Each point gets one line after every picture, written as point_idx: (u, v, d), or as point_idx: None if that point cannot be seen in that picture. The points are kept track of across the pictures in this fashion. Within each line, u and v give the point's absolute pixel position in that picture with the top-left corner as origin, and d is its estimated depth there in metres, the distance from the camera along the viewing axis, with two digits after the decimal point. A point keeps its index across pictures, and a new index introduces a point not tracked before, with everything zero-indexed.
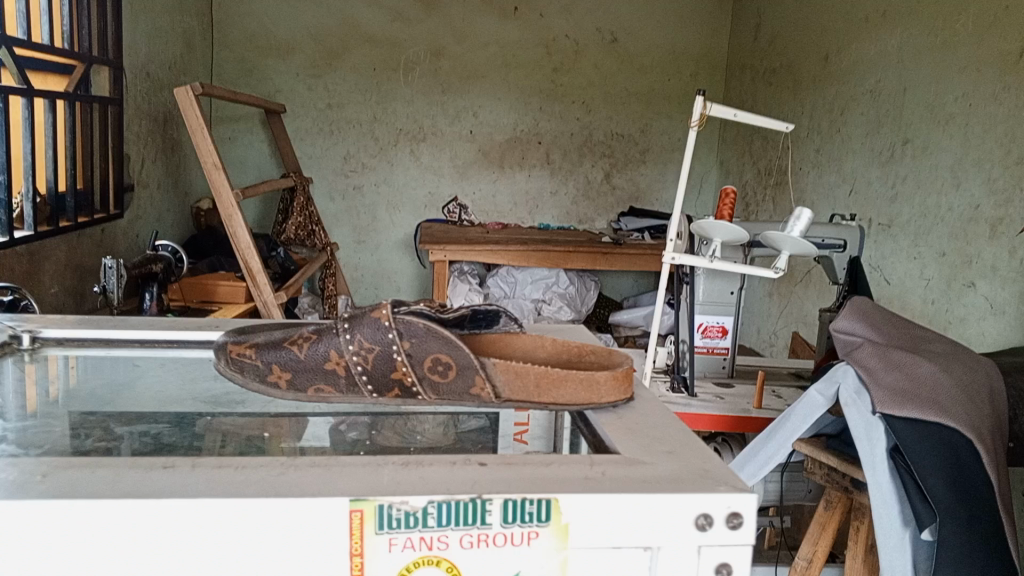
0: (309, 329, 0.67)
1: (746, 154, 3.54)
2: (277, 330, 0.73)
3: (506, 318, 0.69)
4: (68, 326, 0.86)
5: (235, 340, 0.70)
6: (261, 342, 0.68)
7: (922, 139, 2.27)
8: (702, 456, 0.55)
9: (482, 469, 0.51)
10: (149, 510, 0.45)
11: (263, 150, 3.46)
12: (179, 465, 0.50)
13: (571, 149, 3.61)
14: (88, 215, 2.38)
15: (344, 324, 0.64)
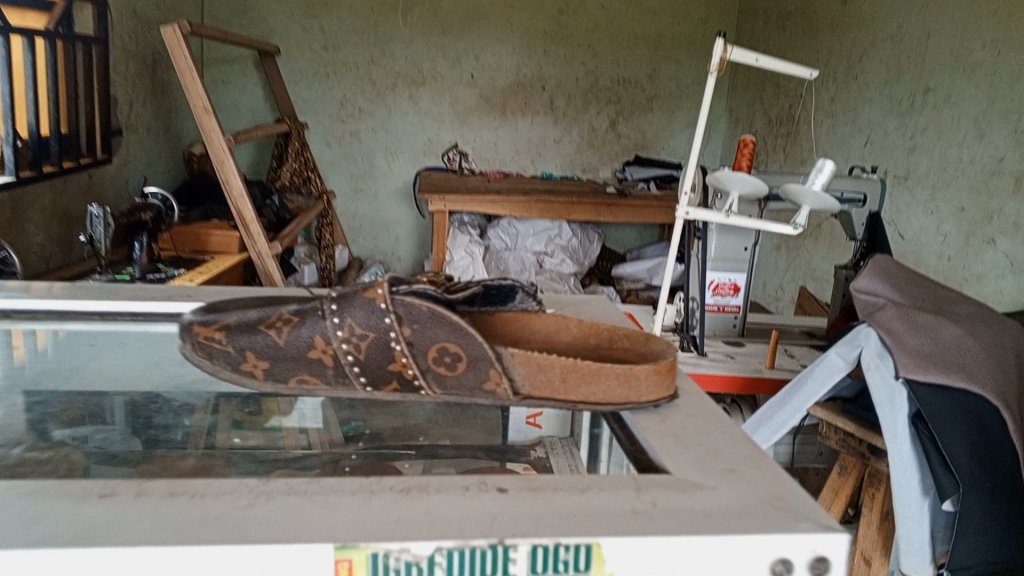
0: (286, 310, 0.62)
1: (757, 102, 3.41)
2: (248, 306, 0.68)
3: (521, 294, 0.70)
4: (24, 296, 0.83)
5: (203, 320, 0.65)
6: (232, 323, 0.63)
7: (944, 88, 2.17)
8: (772, 480, 0.52)
9: (496, 500, 0.48)
10: (94, 557, 0.41)
11: (256, 94, 3.33)
12: (123, 494, 0.47)
13: (576, 95, 3.48)
14: (74, 160, 2.27)
15: (329, 309, 0.60)
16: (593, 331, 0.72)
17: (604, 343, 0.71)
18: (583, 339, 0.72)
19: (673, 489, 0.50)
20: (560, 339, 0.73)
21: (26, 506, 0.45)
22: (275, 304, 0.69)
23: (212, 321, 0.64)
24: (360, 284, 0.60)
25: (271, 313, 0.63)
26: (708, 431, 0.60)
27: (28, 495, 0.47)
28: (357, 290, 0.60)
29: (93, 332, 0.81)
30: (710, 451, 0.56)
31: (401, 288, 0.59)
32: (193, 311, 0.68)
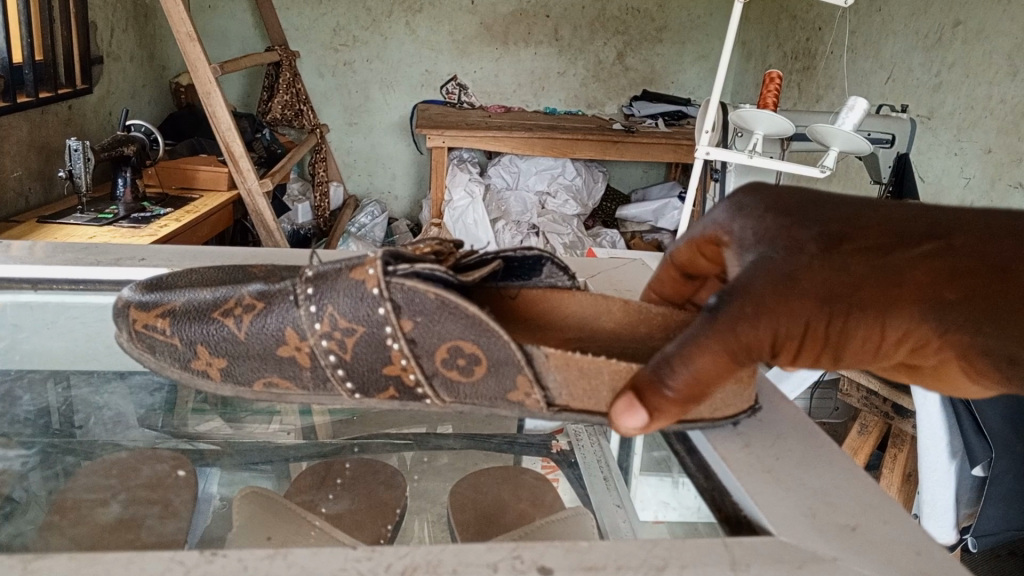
0: (248, 295, 0.56)
1: (772, 34, 3.25)
2: (199, 285, 0.61)
3: (549, 266, 0.67)
4: None
5: (145, 305, 0.58)
6: (184, 308, 0.57)
7: (975, 21, 2.02)
8: (893, 541, 0.46)
9: None
10: None
11: (245, 20, 3.15)
12: None
13: (581, 25, 3.31)
14: (52, 90, 2.14)
15: (304, 299, 0.54)
16: (645, 319, 0.66)
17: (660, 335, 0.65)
18: (633, 325, 0.67)
19: (770, 562, 0.43)
20: (602, 324, 0.68)
21: None
22: (231, 283, 0.63)
23: (158, 305, 0.58)
24: (344, 264, 0.54)
25: (232, 297, 0.57)
26: (804, 464, 0.53)
27: None
28: (338, 273, 0.54)
29: (29, 299, 0.74)
30: (815, 494, 0.49)
31: (399, 271, 0.52)
32: (135, 287, 0.62)
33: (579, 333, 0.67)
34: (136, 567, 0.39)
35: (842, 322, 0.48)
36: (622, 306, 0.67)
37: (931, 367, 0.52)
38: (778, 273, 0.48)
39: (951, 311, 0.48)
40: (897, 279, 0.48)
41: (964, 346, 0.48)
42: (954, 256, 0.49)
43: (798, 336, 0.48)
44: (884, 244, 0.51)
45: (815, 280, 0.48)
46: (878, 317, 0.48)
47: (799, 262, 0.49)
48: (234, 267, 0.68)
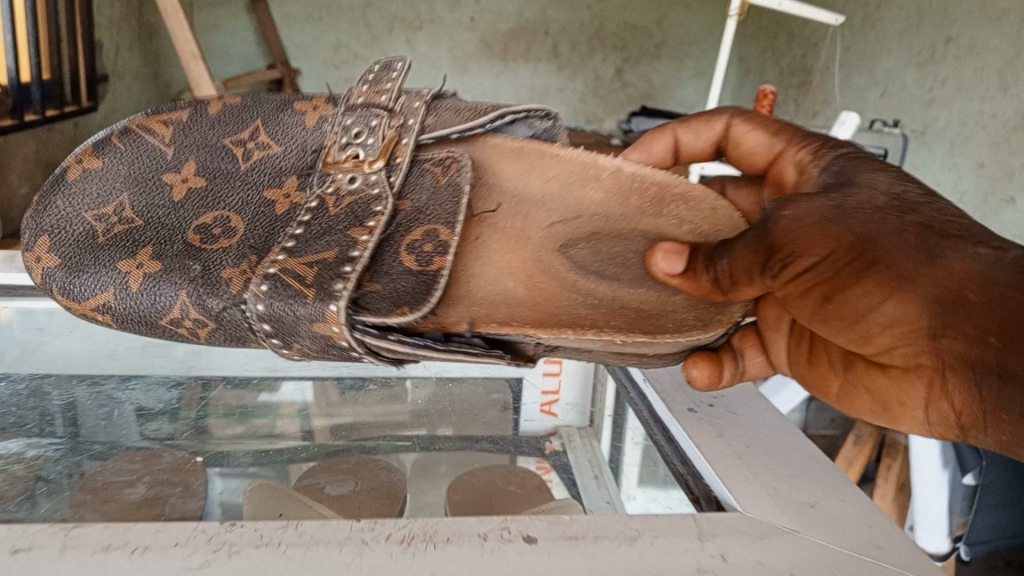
0: (185, 285, 0.52)
1: (768, 51, 3.30)
2: (111, 230, 0.55)
3: (521, 122, 0.64)
4: None
5: (68, 291, 0.53)
6: (115, 304, 0.52)
7: (967, 38, 2.06)
8: (860, 521, 0.47)
9: (521, 555, 0.42)
10: None
11: (248, 37, 3.19)
12: (38, 550, 0.40)
13: (580, 41, 3.37)
14: (58, 107, 2.17)
15: (263, 331, 0.50)
16: (637, 188, 0.61)
17: (653, 210, 0.62)
18: (624, 195, 0.62)
19: (735, 534, 0.45)
20: (591, 194, 0.62)
21: None
22: (136, 214, 0.56)
23: (83, 298, 0.53)
24: (301, 312, 0.49)
25: (171, 300, 0.52)
26: (775, 454, 0.55)
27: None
28: (292, 307, 0.49)
29: (35, 308, 0.76)
30: (779, 477, 0.51)
31: (367, 323, 0.50)
32: (36, 231, 0.55)
33: (567, 206, 0.63)
34: (164, 536, 0.42)
35: (854, 277, 0.42)
36: (613, 170, 0.61)
37: (902, 373, 0.42)
38: (822, 213, 0.45)
39: (961, 312, 0.39)
40: (931, 262, 0.40)
41: (954, 361, 0.39)
42: (1009, 268, 0.39)
43: (815, 258, 0.44)
44: (947, 231, 0.42)
45: (858, 223, 0.43)
46: (891, 282, 0.41)
47: (856, 217, 0.44)
48: (119, 144, 0.58)
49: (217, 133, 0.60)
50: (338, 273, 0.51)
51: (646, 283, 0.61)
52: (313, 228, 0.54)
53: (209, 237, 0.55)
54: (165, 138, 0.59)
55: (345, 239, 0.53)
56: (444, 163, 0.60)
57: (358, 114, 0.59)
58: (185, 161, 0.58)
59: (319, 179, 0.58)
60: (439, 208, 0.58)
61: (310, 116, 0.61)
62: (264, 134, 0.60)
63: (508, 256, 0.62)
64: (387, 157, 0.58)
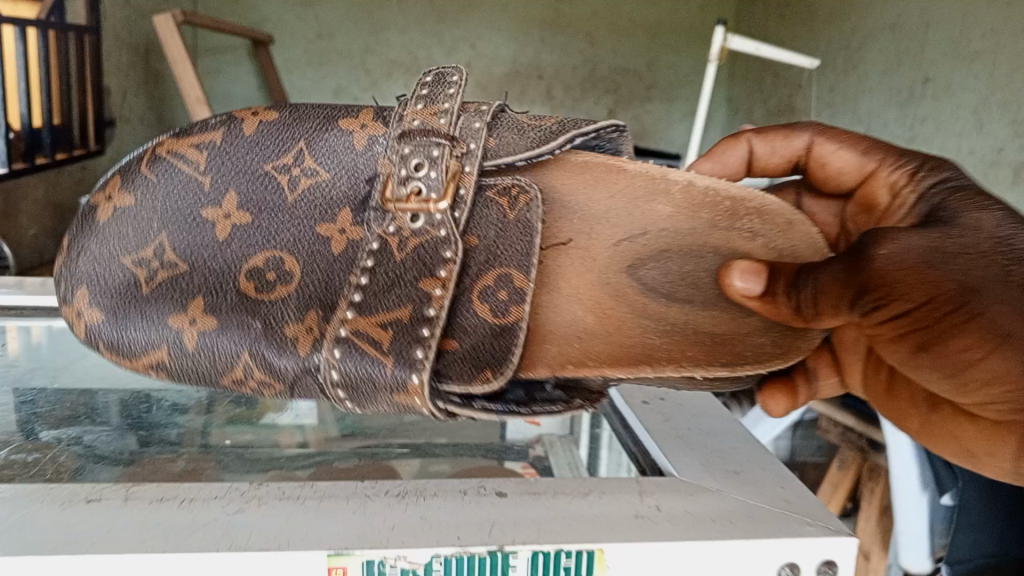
0: (242, 346, 0.57)
1: (756, 92, 3.40)
2: (153, 276, 0.58)
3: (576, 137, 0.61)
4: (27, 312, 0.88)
5: (119, 348, 0.58)
6: (169, 360, 0.57)
7: (943, 79, 2.12)
8: (777, 482, 0.57)
9: (495, 502, 0.52)
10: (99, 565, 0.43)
11: (250, 83, 3.30)
12: (107, 500, 0.49)
13: (573, 84, 3.49)
14: (67, 151, 2.25)
15: (335, 389, 0.55)
16: (709, 200, 0.61)
17: (725, 223, 0.61)
18: (696, 209, 0.61)
19: (667, 490, 0.55)
20: (659, 207, 0.62)
21: (13, 514, 0.47)
22: (181, 254, 0.59)
23: (137, 353, 0.58)
24: (380, 381, 0.54)
25: (232, 361, 0.57)
26: (711, 436, 0.66)
27: (38, 501, 0.49)
28: (370, 377, 0.55)
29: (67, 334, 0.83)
30: (714, 453, 0.62)
31: (452, 391, 0.56)
32: (75, 283, 0.58)
33: (633, 221, 0.62)
34: (205, 489, 0.52)
35: (952, 329, 0.48)
36: (683, 184, 0.61)
37: (990, 424, 0.52)
38: (919, 255, 0.49)
39: None
40: None
41: None
42: None
43: (911, 305, 0.49)
44: None
45: (957, 268, 0.49)
46: (994, 341, 0.47)
47: (957, 262, 0.49)
48: (150, 177, 0.59)
49: (254, 163, 0.60)
50: (417, 342, 0.56)
51: (718, 304, 0.62)
52: (381, 277, 0.58)
53: (262, 285, 0.59)
54: (200, 169, 0.60)
55: (417, 298, 0.57)
56: (512, 193, 0.61)
57: (413, 143, 0.58)
58: (218, 198, 0.60)
59: (380, 212, 0.59)
60: (510, 240, 0.61)
61: (363, 134, 0.61)
62: (310, 156, 0.61)
63: (580, 274, 0.62)
64: (452, 201, 0.59)
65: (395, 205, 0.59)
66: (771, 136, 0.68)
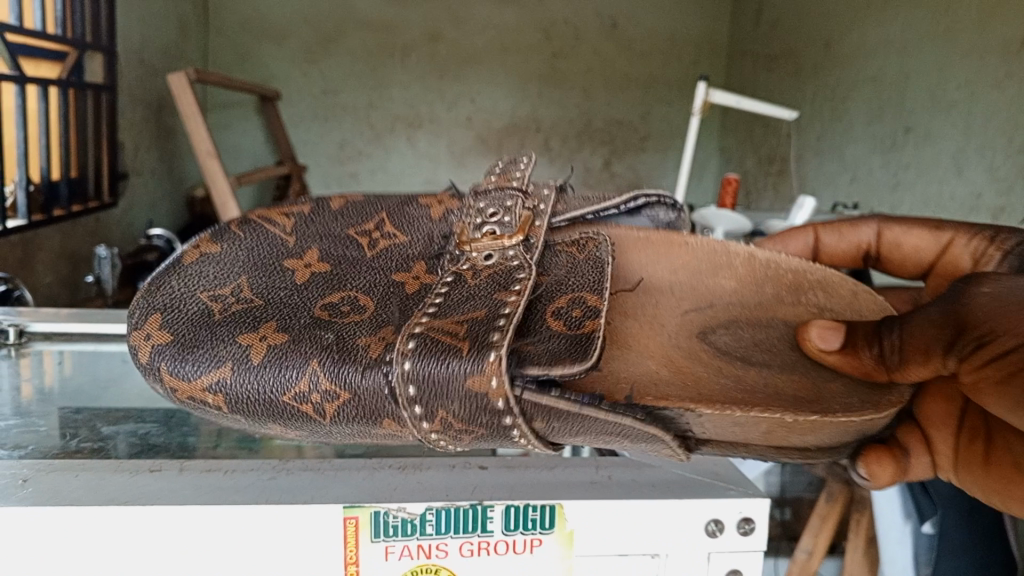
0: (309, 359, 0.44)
1: (747, 141, 3.51)
2: (219, 307, 0.48)
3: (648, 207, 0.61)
4: (68, 319, 0.76)
5: (175, 364, 0.45)
6: (228, 383, 0.44)
7: (923, 127, 2.16)
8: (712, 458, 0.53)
9: (482, 473, 0.47)
10: (129, 518, 0.40)
11: (258, 137, 3.43)
12: (165, 469, 0.47)
13: (570, 136, 3.63)
14: (82, 204, 2.34)
15: (409, 404, 0.42)
16: (771, 275, 0.59)
17: (790, 297, 0.57)
18: (758, 283, 0.58)
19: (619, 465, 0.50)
20: (722, 282, 0.59)
21: (57, 477, 0.44)
22: (256, 290, 0.50)
23: (194, 369, 0.45)
24: (455, 373, 0.41)
25: (297, 369, 0.43)
26: None
27: (63, 471, 0.46)
28: (445, 364, 0.41)
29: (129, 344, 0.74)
30: None
31: (529, 375, 0.42)
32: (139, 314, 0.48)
33: (697, 294, 0.58)
34: (246, 463, 0.49)
35: None
36: (744, 256, 0.59)
37: None
38: None
39: None
40: None
41: None
42: None
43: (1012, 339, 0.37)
44: None
45: None
46: None
47: None
48: (241, 233, 0.54)
49: (341, 229, 0.56)
50: (493, 325, 0.43)
51: (798, 369, 0.51)
52: (455, 295, 0.47)
53: (338, 314, 0.48)
54: (293, 228, 0.55)
55: (492, 299, 0.46)
56: (588, 243, 0.55)
57: (489, 198, 0.55)
58: (296, 256, 0.53)
59: (455, 257, 0.52)
60: (584, 274, 0.51)
61: (433, 211, 0.57)
62: (389, 227, 0.56)
63: (647, 338, 0.53)
64: (526, 235, 0.53)
65: (472, 246, 0.52)
66: (835, 224, 0.66)
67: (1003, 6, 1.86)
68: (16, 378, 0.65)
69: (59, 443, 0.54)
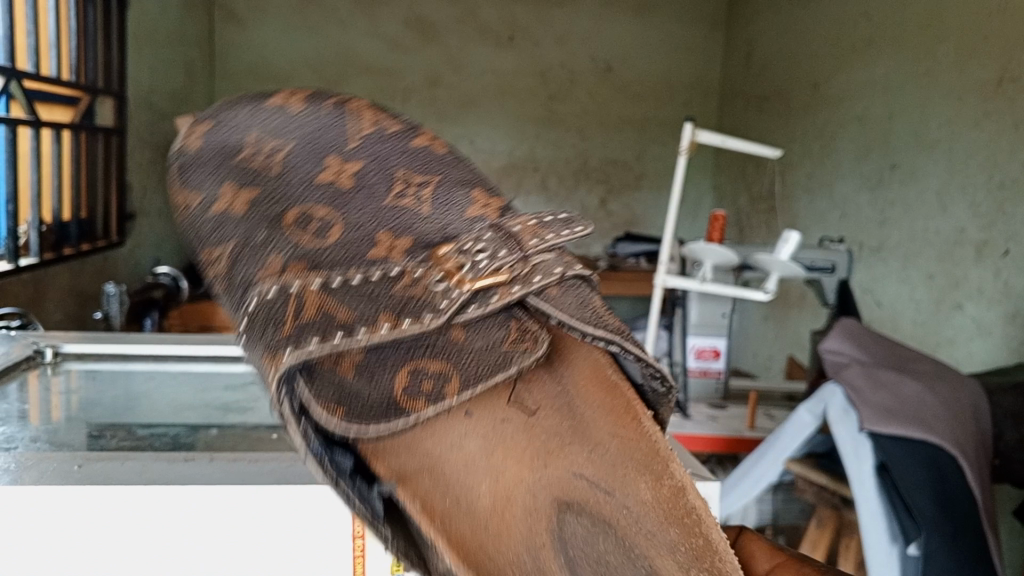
0: (274, 226, 0.43)
1: (739, 180, 3.60)
2: (285, 143, 0.47)
3: None
4: (100, 340, 0.85)
5: (188, 172, 0.47)
6: (189, 204, 0.46)
7: (908, 165, 2.21)
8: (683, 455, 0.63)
9: None
10: (173, 491, 0.52)
11: None
12: (198, 459, 0.56)
13: (566, 175, 3.72)
14: (91, 242, 2.40)
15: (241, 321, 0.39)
16: None
17: None
18: None
19: None
20: None
21: (110, 462, 0.55)
22: (348, 157, 0.48)
23: (187, 173, 0.47)
24: (276, 334, 0.37)
25: (218, 239, 0.43)
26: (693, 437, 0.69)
27: (104, 461, 0.55)
28: (308, 327, 0.37)
29: (146, 368, 0.81)
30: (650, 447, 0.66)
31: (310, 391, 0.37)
32: (261, 100, 0.50)
33: None
34: (264, 456, 0.57)
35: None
36: None
37: None
38: None
39: None
40: None
41: None
42: None
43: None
44: None
45: None
46: None
47: None
48: (396, 134, 0.50)
49: (404, 161, 0.49)
50: (330, 326, 0.38)
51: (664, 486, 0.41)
52: (368, 290, 0.40)
53: (306, 227, 0.44)
54: (421, 143, 0.50)
55: (369, 313, 0.39)
56: (513, 324, 0.43)
57: (500, 241, 0.44)
58: (361, 157, 0.48)
59: (421, 256, 0.43)
60: (550, 381, 0.43)
61: (488, 214, 0.47)
62: (429, 191, 0.47)
63: (586, 466, 0.40)
64: (433, 254, 0.43)
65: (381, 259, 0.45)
66: None
67: (979, 49, 1.94)
68: (45, 394, 0.71)
69: (98, 441, 0.60)
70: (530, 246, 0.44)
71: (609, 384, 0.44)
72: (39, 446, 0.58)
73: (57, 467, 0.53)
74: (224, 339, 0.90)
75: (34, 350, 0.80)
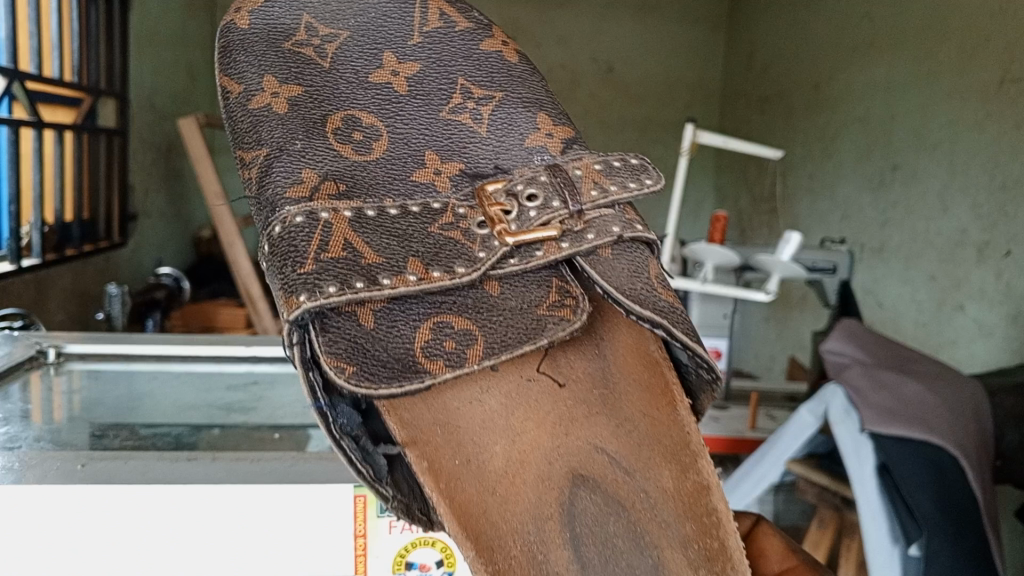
0: (316, 134, 0.42)
1: (741, 181, 3.60)
2: (341, 31, 0.46)
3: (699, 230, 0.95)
4: (102, 341, 0.85)
5: (231, 58, 0.44)
6: (231, 91, 0.44)
7: (910, 166, 2.21)
8: None
9: None
10: (176, 490, 0.52)
11: None
12: (201, 458, 0.56)
13: None
14: (93, 243, 2.40)
15: (269, 232, 0.39)
16: None
17: None
18: None
19: None
20: None
21: (113, 462, 0.55)
22: (404, 57, 0.46)
23: (238, 53, 0.44)
24: (303, 262, 0.37)
25: (255, 141, 0.42)
26: None
27: (108, 460, 0.55)
28: (337, 261, 0.37)
29: (149, 369, 0.81)
30: None
31: (328, 338, 0.36)
32: None
33: None
34: (266, 457, 0.57)
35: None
36: None
37: None
38: None
39: None
40: None
41: None
42: None
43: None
44: None
45: None
46: None
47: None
48: (465, 45, 0.47)
49: (466, 70, 0.47)
50: (361, 269, 0.37)
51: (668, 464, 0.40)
52: (403, 227, 0.40)
53: (348, 140, 0.43)
54: (490, 49, 0.48)
55: (401, 265, 0.38)
56: (555, 283, 0.41)
57: (556, 189, 0.42)
58: (418, 58, 0.46)
59: (466, 191, 0.42)
60: (594, 351, 0.42)
61: (550, 144, 0.45)
62: (489, 108, 0.45)
63: (610, 442, 0.41)
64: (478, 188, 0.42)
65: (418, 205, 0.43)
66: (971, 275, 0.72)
67: (981, 50, 1.94)
68: (47, 395, 0.71)
69: (101, 441, 0.60)
70: (586, 200, 0.42)
71: (650, 362, 0.42)
72: (42, 446, 0.58)
73: (60, 467, 0.53)
74: (226, 340, 0.90)
75: (37, 351, 0.80)
